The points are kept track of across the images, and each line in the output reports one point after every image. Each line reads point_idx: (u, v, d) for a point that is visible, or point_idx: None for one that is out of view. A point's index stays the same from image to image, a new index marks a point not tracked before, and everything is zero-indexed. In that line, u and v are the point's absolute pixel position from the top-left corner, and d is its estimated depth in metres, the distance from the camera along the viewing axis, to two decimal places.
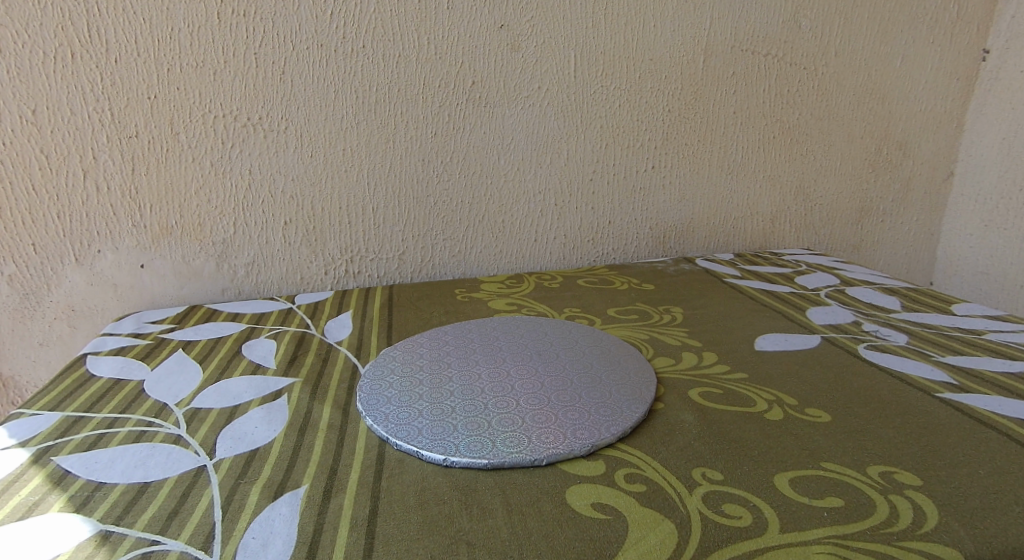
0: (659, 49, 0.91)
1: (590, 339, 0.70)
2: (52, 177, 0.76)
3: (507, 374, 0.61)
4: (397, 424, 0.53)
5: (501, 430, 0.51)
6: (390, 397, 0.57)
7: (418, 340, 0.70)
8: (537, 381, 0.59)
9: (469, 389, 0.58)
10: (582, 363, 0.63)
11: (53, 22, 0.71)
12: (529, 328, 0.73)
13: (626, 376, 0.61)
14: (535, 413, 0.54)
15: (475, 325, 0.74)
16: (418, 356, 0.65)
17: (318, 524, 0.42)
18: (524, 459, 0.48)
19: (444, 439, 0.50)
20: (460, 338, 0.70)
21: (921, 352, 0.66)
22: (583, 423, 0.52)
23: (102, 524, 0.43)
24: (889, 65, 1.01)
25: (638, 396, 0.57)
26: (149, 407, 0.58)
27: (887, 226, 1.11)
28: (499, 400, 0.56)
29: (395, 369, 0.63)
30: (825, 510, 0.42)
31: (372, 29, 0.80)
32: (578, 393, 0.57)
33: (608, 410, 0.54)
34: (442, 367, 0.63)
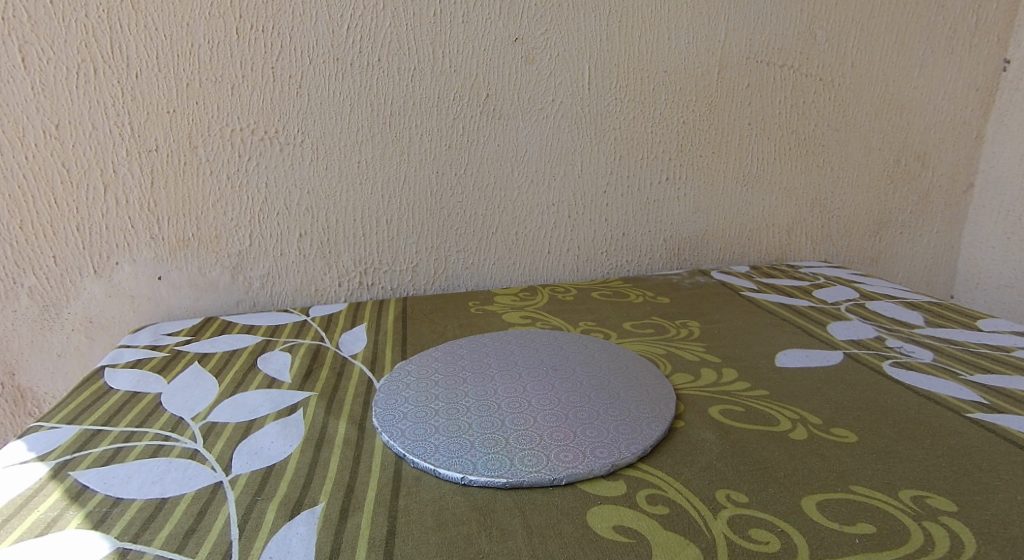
0: (674, 60, 0.91)
1: (606, 353, 0.69)
2: (72, 191, 0.76)
3: (524, 390, 0.60)
4: (413, 440, 0.52)
5: (518, 447, 0.51)
6: (406, 413, 0.56)
7: (433, 353, 0.69)
8: (555, 397, 0.58)
9: (485, 405, 0.57)
10: (599, 379, 0.62)
11: (76, 38, 0.72)
12: (544, 342, 0.72)
13: (644, 392, 0.60)
14: (553, 430, 0.53)
15: (489, 339, 0.73)
16: (432, 371, 0.65)
17: (336, 544, 0.42)
18: (543, 479, 0.47)
19: (461, 457, 0.49)
20: (474, 352, 0.69)
21: (948, 369, 0.64)
22: (603, 441, 0.51)
23: (120, 542, 0.42)
24: (907, 76, 1.00)
25: (657, 414, 0.56)
26: (166, 421, 0.58)
27: (906, 238, 1.09)
28: (516, 417, 0.55)
29: (411, 383, 0.62)
30: (856, 536, 0.41)
31: (387, 43, 0.81)
32: (596, 411, 0.56)
33: (627, 427, 0.53)
34: (457, 382, 0.62)
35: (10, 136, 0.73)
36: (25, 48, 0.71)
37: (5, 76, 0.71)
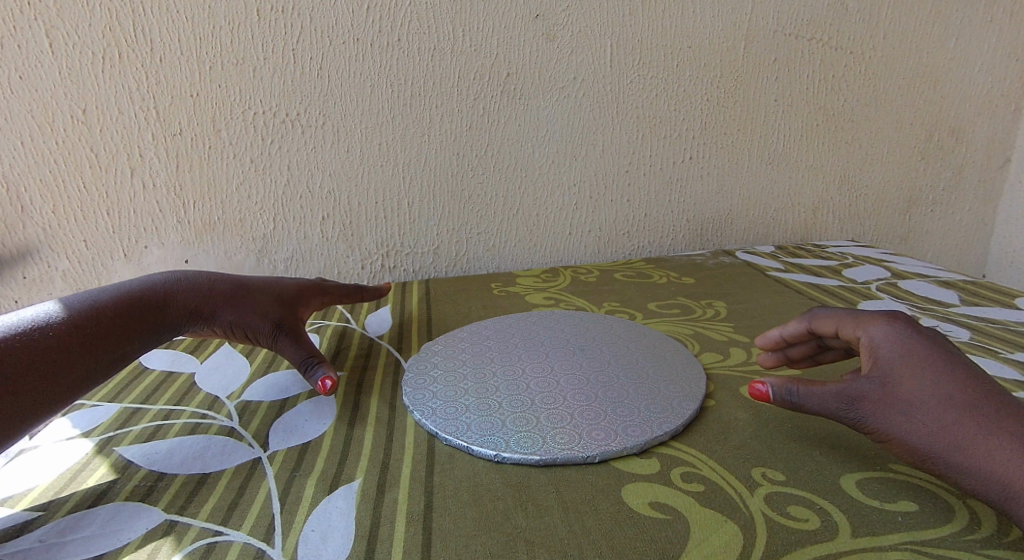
0: (699, 35, 0.89)
1: (633, 334, 0.68)
2: (101, 175, 0.77)
3: (552, 370, 0.60)
4: (444, 419, 0.52)
5: (549, 425, 0.51)
6: (436, 393, 0.57)
7: (457, 335, 0.69)
8: (584, 376, 0.58)
9: (514, 385, 0.57)
10: (627, 358, 0.62)
11: (100, 21, 0.72)
12: (569, 323, 0.72)
13: (674, 371, 0.59)
14: (583, 409, 0.53)
15: (512, 320, 0.73)
16: (458, 352, 0.65)
17: (375, 518, 0.42)
18: (577, 456, 0.47)
19: (493, 435, 0.50)
20: (498, 333, 0.69)
21: (987, 348, 0.63)
22: (634, 420, 0.51)
23: (167, 515, 0.43)
24: (941, 48, 0.97)
25: (687, 394, 0.56)
26: (202, 400, 0.59)
27: (937, 216, 1.06)
28: (545, 396, 0.55)
29: (438, 363, 0.62)
30: (899, 516, 0.41)
31: (408, 22, 0.80)
32: (626, 390, 0.56)
33: (658, 407, 0.53)
34: (484, 363, 0.62)
35: (39, 122, 0.74)
36: (51, 33, 0.71)
37: (33, 61, 0.71)
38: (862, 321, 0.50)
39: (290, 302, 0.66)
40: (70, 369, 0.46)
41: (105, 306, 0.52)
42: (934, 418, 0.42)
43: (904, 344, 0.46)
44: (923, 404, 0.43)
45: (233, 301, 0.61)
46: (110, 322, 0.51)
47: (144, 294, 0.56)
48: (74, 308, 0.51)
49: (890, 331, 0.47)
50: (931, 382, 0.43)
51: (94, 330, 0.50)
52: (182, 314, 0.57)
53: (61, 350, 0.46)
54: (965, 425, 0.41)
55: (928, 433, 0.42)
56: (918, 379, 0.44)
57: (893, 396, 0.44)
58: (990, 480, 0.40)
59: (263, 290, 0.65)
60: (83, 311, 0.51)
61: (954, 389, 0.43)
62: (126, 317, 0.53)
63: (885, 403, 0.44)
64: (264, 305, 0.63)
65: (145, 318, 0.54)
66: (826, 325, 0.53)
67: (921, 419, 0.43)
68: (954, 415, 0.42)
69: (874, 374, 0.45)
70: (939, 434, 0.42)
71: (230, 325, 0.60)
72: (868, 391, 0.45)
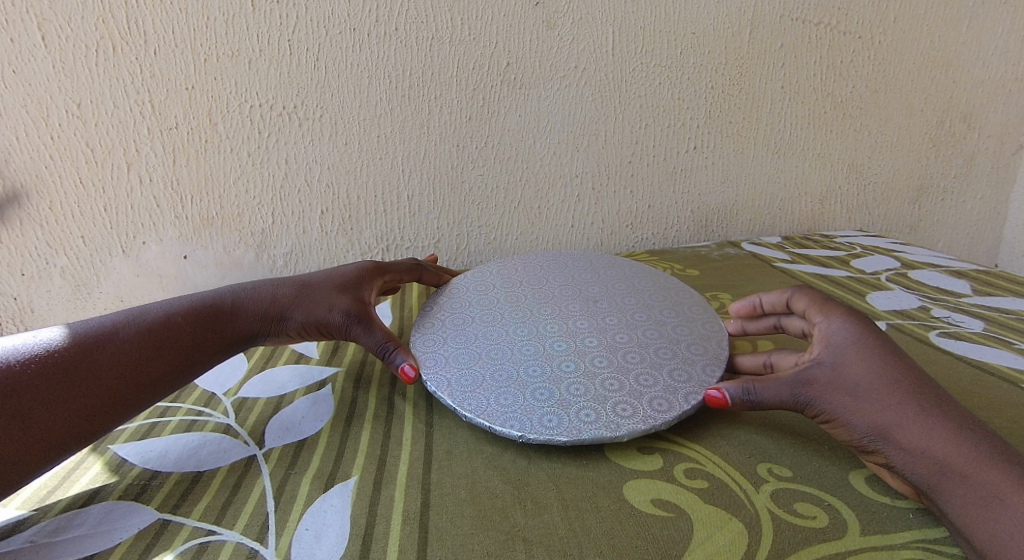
0: (704, 21, 0.86)
1: (650, 281, 0.65)
2: (98, 170, 0.77)
3: (570, 327, 0.56)
4: (461, 392, 0.51)
5: (575, 398, 0.49)
6: (449, 356, 0.54)
7: (456, 287, 0.65)
8: (602, 333, 0.55)
9: (530, 344, 0.54)
10: (643, 310, 0.59)
11: (93, 14, 0.71)
12: (580, 268, 0.67)
13: (693, 328, 0.57)
14: (606, 376, 0.50)
15: (515, 264, 0.68)
16: (458, 306, 0.61)
17: (371, 516, 0.42)
18: (604, 436, 0.46)
19: (513, 413, 0.48)
20: (501, 281, 0.65)
21: (1000, 339, 0.62)
22: (659, 392, 0.49)
23: (160, 514, 0.43)
24: (954, 31, 0.94)
25: (710, 357, 0.53)
26: (198, 396, 0.58)
27: (947, 205, 1.04)
28: (563, 362, 0.52)
29: (448, 317, 0.59)
30: (910, 511, 0.40)
31: (405, 11, 0.78)
32: (647, 354, 0.53)
33: (683, 373, 0.51)
34: (490, 319, 0.58)
35: (34, 116, 0.73)
36: (44, 26, 0.70)
37: (26, 55, 0.71)
38: (828, 309, 0.49)
39: (357, 282, 0.61)
40: (57, 418, 0.44)
41: (122, 333, 0.50)
42: (883, 401, 0.42)
43: (858, 331, 0.46)
44: (870, 388, 0.42)
45: (299, 302, 0.57)
46: (122, 353, 0.49)
47: (211, 303, 0.55)
48: (84, 337, 0.49)
49: (848, 320, 0.47)
50: (880, 368, 0.43)
51: (96, 367, 0.47)
52: (251, 321, 0.56)
53: (47, 395, 0.44)
54: (908, 407, 0.41)
55: (873, 415, 0.42)
56: (865, 362, 0.43)
57: (844, 379, 0.43)
58: (926, 461, 0.39)
59: (331, 279, 0.60)
60: (92, 342, 0.48)
61: (899, 374, 0.43)
62: (156, 341, 0.50)
63: (836, 386, 0.43)
64: (327, 294, 0.58)
65: (194, 332, 0.53)
66: (799, 303, 0.52)
67: (869, 402, 0.42)
68: (897, 397, 0.42)
69: (824, 358, 0.45)
70: (882, 416, 0.41)
71: (301, 328, 0.57)
72: (820, 376, 0.44)
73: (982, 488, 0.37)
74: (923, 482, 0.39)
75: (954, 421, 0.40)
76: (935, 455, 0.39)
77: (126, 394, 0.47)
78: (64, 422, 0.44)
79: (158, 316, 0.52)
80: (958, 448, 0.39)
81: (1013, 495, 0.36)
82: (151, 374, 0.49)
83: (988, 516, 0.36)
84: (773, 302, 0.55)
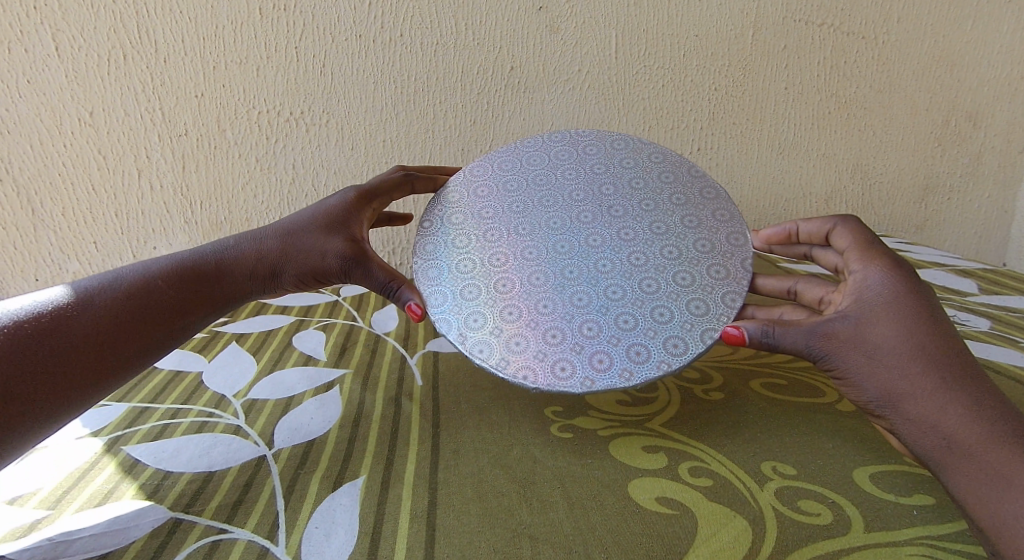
0: (706, 23, 0.87)
1: (665, 172, 0.57)
2: (110, 177, 0.78)
3: (583, 251, 0.53)
4: (471, 334, 0.50)
5: (588, 341, 0.49)
6: (459, 287, 0.52)
7: (451, 187, 0.59)
8: (614, 257, 0.53)
9: (544, 275, 0.52)
10: (655, 219, 0.54)
11: (105, 24, 0.72)
12: (596, 152, 0.60)
13: (709, 239, 0.53)
14: (620, 312, 0.50)
15: (516, 152, 0.60)
16: (456, 220, 0.56)
17: (379, 515, 0.42)
18: (617, 385, 0.47)
19: (523, 362, 0.49)
20: (502, 179, 0.58)
21: (1006, 337, 0.62)
22: (675, 330, 0.49)
23: (172, 512, 0.43)
24: (958, 30, 0.93)
25: (730, 281, 0.51)
26: (209, 398, 0.59)
27: (953, 204, 1.04)
28: (576, 295, 0.51)
29: (460, 234, 0.55)
30: (914, 508, 0.41)
31: (409, 17, 0.79)
32: (664, 282, 0.51)
33: (697, 302, 0.50)
34: (493, 240, 0.55)
35: (47, 125, 0.74)
36: (57, 37, 0.71)
37: (40, 65, 0.72)
38: (869, 254, 0.47)
39: (338, 216, 0.57)
40: (43, 387, 0.43)
41: (100, 300, 0.49)
42: (904, 367, 0.41)
43: (891, 287, 0.44)
44: (892, 352, 0.41)
45: (287, 256, 0.55)
46: (101, 319, 0.48)
47: (194, 266, 0.54)
48: (61, 306, 0.47)
49: (889, 274, 0.44)
50: (906, 331, 0.42)
51: (75, 334, 0.46)
52: (242, 282, 0.55)
53: (26, 363, 0.43)
54: (929, 377, 0.40)
55: (890, 380, 0.41)
56: (895, 325, 0.42)
57: (864, 338, 0.42)
58: (936, 435, 0.39)
59: (313, 221, 0.57)
60: (69, 310, 0.47)
61: (928, 341, 0.41)
62: (136, 306, 0.50)
63: (857, 344, 0.42)
64: (311, 237, 0.56)
65: (178, 297, 0.52)
66: (840, 240, 0.50)
67: (888, 366, 0.41)
68: (919, 366, 0.41)
69: (851, 311, 0.44)
70: (898, 383, 0.41)
71: (298, 279, 0.56)
72: (843, 330, 0.43)
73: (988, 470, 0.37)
74: (930, 452, 0.40)
75: (975, 397, 0.39)
76: (948, 429, 0.39)
77: (108, 360, 0.47)
78: (48, 389, 0.43)
79: (135, 283, 0.51)
80: (973, 423, 0.39)
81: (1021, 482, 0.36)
82: (133, 341, 0.48)
83: (991, 494, 0.37)
84: (812, 231, 0.53)
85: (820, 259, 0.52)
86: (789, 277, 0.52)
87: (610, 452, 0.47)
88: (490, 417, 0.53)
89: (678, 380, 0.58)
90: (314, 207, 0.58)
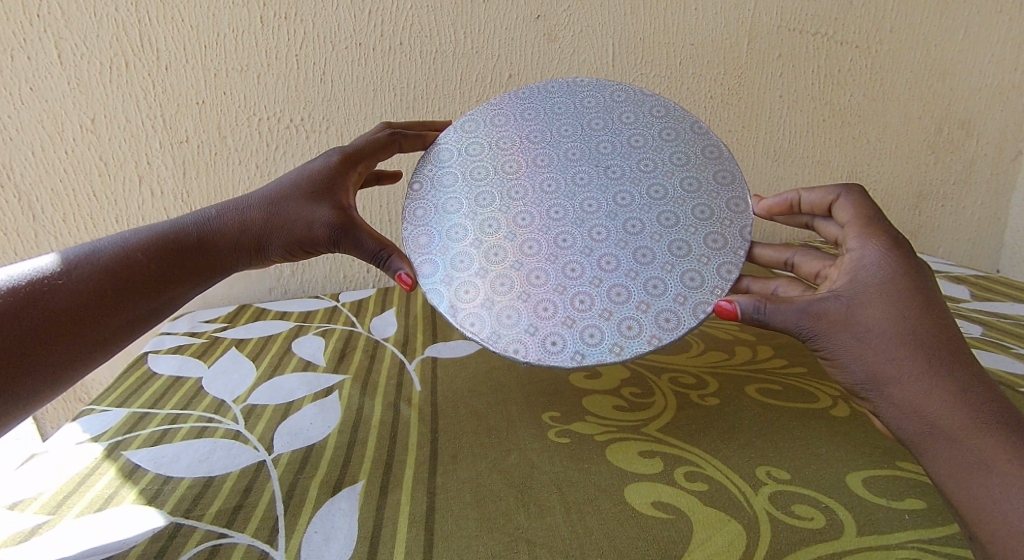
0: (702, 32, 0.88)
1: (664, 131, 0.57)
2: (111, 183, 0.78)
3: (576, 218, 0.54)
4: (464, 309, 0.51)
5: (580, 315, 0.51)
6: (451, 259, 0.54)
7: (442, 146, 0.58)
8: (607, 227, 0.54)
9: (537, 247, 0.54)
10: (651, 186, 0.55)
11: (107, 32, 0.73)
12: (595, 104, 0.59)
13: (706, 206, 0.53)
14: (612, 284, 0.51)
15: (510, 106, 0.59)
16: (448, 184, 0.56)
17: (378, 519, 0.43)
18: (608, 358, 0.49)
19: (513, 338, 0.50)
20: (494, 137, 0.58)
21: (998, 344, 0.62)
22: (667, 303, 0.50)
23: (172, 517, 0.44)
24: (951, 39, 0.95)
25: (727, 250, 0.51)
26: (208, 403, 0.59)
27: (947, 211, 1.05)
28: (567, 266, 0.53)
29: (453, 199, 0.56)
30: (906, 512, 0.41)
31: (409, 26, 0.79)
32: (659, 251, 0.52)
33: (691, 274, 0.50)
34: (485, 206, 0.55)
35: (49, 131, 0.75)
36: (60, 45, 0.72)
37: (43, 72, 0.72)
38: (870, 230, 0.46)
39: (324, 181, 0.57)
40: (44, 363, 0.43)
41: (79, 275, 0.47)
42: (892, 352, 0.42)
43: (886, 267, 0.44)
44: (882, 334, 0.42)
45: (275, 228, 0.55)
46: (83, 294, 0.46)
47: (176, 238, 0.53)
48: (38, 279, 0.46)
49: (885, 254, 0.44)
50: (897, 314, 0.42)
51: (57, 309, 0.45)
52: (227, 252, 0.55)
53: (13, 339, 0.42)
54: (916, 363, 0.41)
55: (877, 363, 0.42)
56: (885, 309, 0.43)
57: (855, 320, 0.43)
58: (919, 421, 0.41)
59: (299, 188, 0.56)
60: (46, 284, 0.46)
61: (918, 327, 0.42)
62: (118, 278, 0.49)
63: (845, 326, 0.43)
64: (298, 205, 0.55)
65: (162, 270, 0.51)
66: (844, 214, 0.48)
67: (877, 349, 0.42)
68: (907, 352, 0.41)
69: (843, 292, 0.44)
70: (886, 367, 0.42)
71: (285, 251, 0.56)
72: (833, 311, 0.44)
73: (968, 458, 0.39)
74: (912, 435, 0.41)
75: (961, 385, 0.40)
76: (932, 416, 0.40)
77: (91, 335, 0.46)
78: (48, 365, 0.43)
79: (115, 255, 0.50)
80: (957, 410, 0.39)
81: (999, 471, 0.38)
82: (118, 316, 0.48)
83: (971, 479, 0.39)
84: (816, 202, 0.51)
85: (822, 230, 0.51)
86: (789, 248, 0.53)
87: (607, 457, 0.48)
88: (487, 422, 0.53)
89: (675, 385, 0.58)
90: (297, 173, 0.58)
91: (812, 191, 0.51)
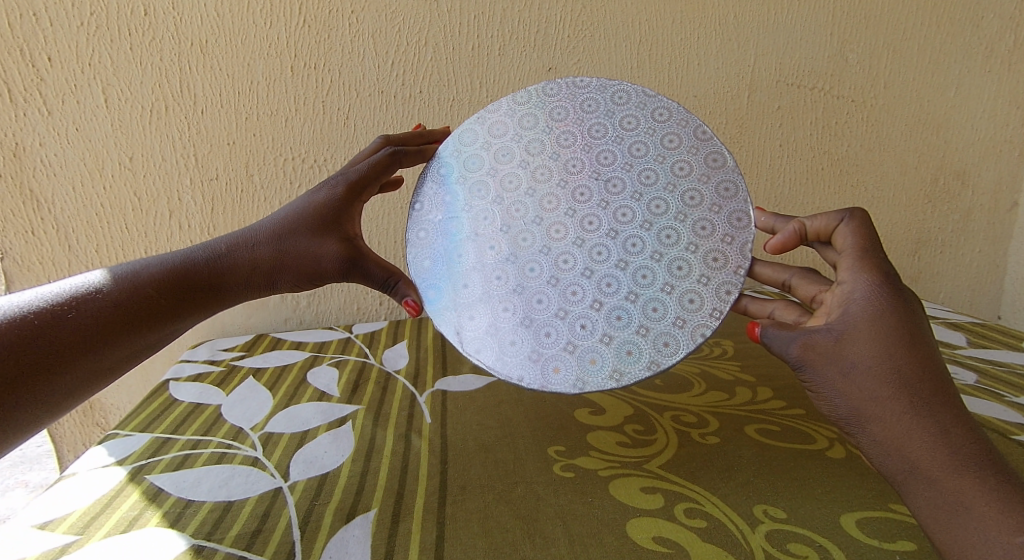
0: (704, 85, 0.92)
1: (665, 135, 0.57)
2: (143, 217, 0.83)
3: (577, 238, 0.57)
4: (473, 336, 0.56)
5: (581, 339, 0.55)
6: (460, 283, 0.57)
7: (443, 159, 0.60)
8: (607, 247, 0.56)
9: (540, 269, 0.57)
10: (653, 200, 0.56)
11: (151, 79, 0.78)
12: (596, 107, 0.58)
13: (704, 225, 0.54)
14: (612, 308, 0.55)
15: (508, 113, 0.60)
16: (450, 204, 0.59)
17: (389, 546, 0.45)
18: (607, 385, 0.53)
19: (519, 364, 0.55)
20: (494, 149, 0.59)
21: (993, 391, 0.64)
22: (666, 327, 0.53)
23: (195, 540, 0.46)
24: (943, 96, 0.99)
25: (727, 269, 0.53)
26: (227, 431, 0.62)
27: (947, 257, 1.07)
28: (569, 290, 0.56)
29: (460, 218, 0.59)
30: (897, 553, 0.43)
31: (428, 75, 0.84)
32: (659, 271, 0.55)
33: (689, 296, 0.53)
34: (486, 226, 0.58)
35: (90, 168, 0.79)
36: (107, 90, 0.77)
37: (89, 115, 0.78)
38: (863, 261, 0.48)
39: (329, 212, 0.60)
40: (58, 390, 0.46)
41: (83, 307, 0.49)
42: (872, 387, 0.44)
43: (874, 303, 0.46)
44: (867, 371, 0.45)
45: (283, 264, 0.58)
46: (85, 326, 0.48)
47: (185, 272, 0.55)
48: (43, 308, 0.48)
49: (873, 291, 0.47)
50: (882, 353, 0.45)
51: (61, 339, 0.47)
52: (239, 288, 0.58)
53: (31, 364, 0.45)
54: (895, 398, 0.44)
55: (858, 398, 0.45)
56: (869, 346, 0.45)
57: (840, 354, 0.46)
58: (897, 455, 0.43)
59: (305, 221, 0.59)
60: (50, 312, 0.48)
61: (901, 365, 0.44)
62: (127, 311, 0.51)
63: (830, 360, 0.46)
64: (304, 240, 0.58)
65: (169, 305, 0.54)
66: (843, 241, 0.50)
67: (858, 384, 0.45)
68: (888, 389, 0.44)
69: (832, 327, 0.47)
70: (866, 402, 0.45)
71: (293, 284, 0.59)
72: (818, 345, 0.47)
73: (942, 496, 0.42)
74: (895, 472, 0.44)
75: (938, 422, 0.43)
76: (908, 452, 0.43)
77: (89, 367, 0.48)
78: (60, 391, 0.46)
79: (127, 290, 0.52)
80: (938, 451, 0.42)
81: (970, 509, 0.41)
82: (115, 350, 0.50)
83: (947, 517, 0.41)
84: (819, 228, 0.51)
85: (823, 255, 0.52)
86: (786, 269, 0.54)
87: (610, 492, 0.50)
88: (495, 456, 0.55)
89: (676, 424, 0.60)
90: (302, 203, 0.60)
91: (813, 218, 0.52)
